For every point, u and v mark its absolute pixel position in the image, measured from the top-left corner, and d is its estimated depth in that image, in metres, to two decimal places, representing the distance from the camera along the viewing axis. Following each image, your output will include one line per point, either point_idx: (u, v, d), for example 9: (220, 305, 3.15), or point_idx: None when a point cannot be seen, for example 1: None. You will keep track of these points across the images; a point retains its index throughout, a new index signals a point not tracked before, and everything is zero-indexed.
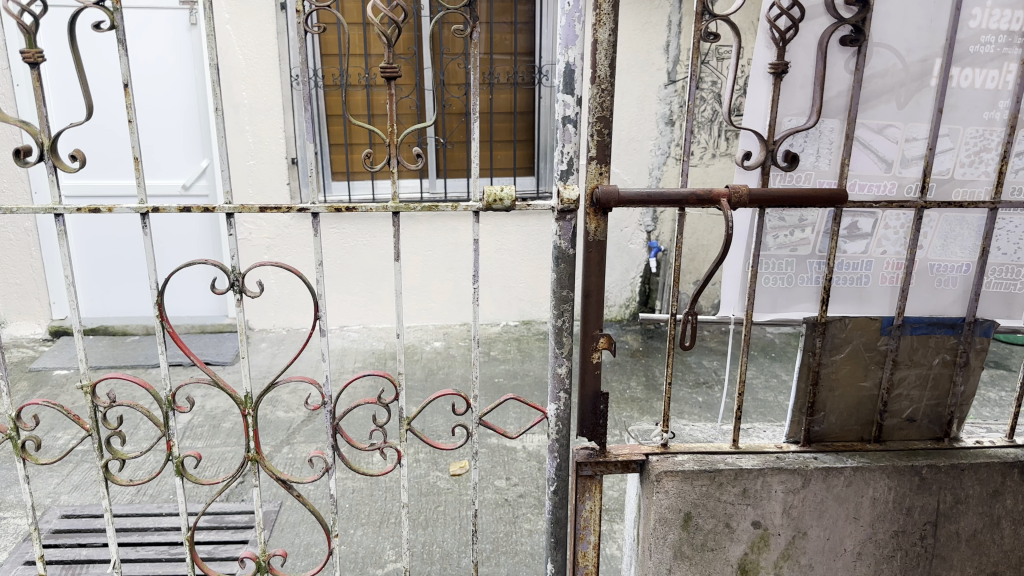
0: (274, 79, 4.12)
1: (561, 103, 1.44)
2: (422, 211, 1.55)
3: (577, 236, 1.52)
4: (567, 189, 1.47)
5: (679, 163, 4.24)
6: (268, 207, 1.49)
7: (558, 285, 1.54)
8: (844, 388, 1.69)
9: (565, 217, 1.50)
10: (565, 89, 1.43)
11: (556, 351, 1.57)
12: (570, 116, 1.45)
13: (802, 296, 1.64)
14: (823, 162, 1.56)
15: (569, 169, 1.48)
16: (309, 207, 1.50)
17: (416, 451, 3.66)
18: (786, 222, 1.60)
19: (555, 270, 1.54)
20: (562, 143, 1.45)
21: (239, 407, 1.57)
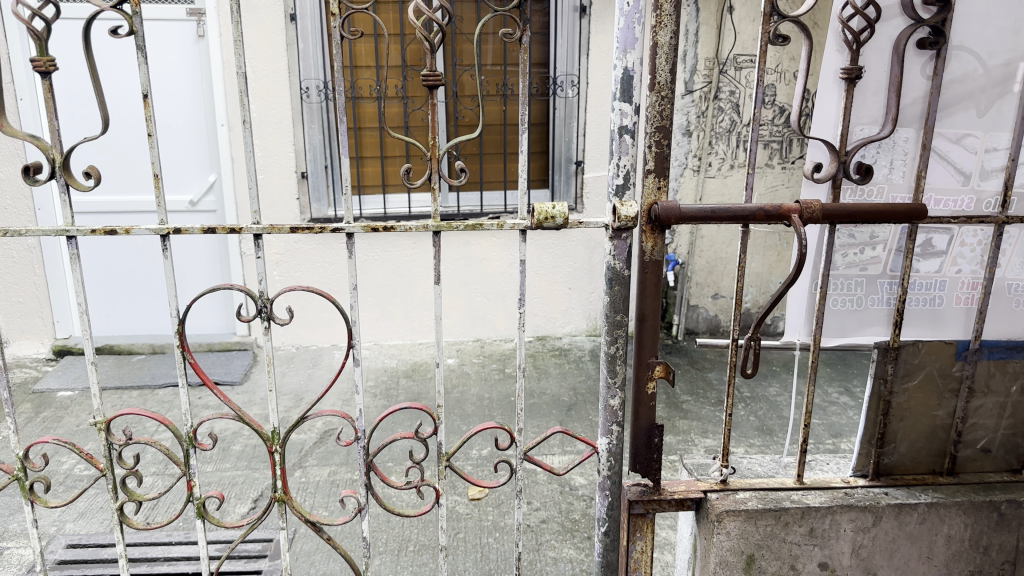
0: (284, 91, 4.00)
1: (619, 112, 1.32)
2: (466, 229, 1.42)
3: (632, 256, 1.39)
4: (625, 204, 1.35)
5: (696, 174, 4.12)
6: (299, 227, 1.37)
7: (611, 310, 1.41)
8: (915, 418, 1.57)
9: (620, 235, 1.37)
10: (622, 98, 1.31)
11: (608, 381, 1.44)
12: (627, 126, 1.33)
13: (872, 319, 1.52)
14: (897, 174, 1.44)
15: (626, 183, 1.36)
16: (344, 226, 1.36)
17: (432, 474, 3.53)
18: (856, 240, 1.49)
19: (608, 293, 1.41)
20: (617, 155, 1.34)
21: (265, 444, 1.42)
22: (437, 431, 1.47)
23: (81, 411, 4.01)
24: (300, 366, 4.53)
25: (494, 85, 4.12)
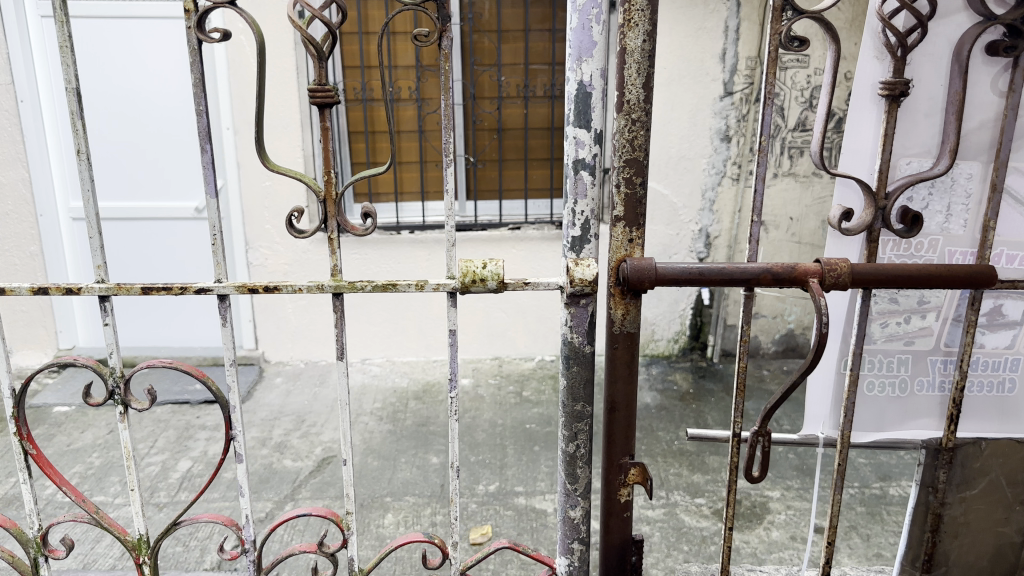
0: (290, 92, 3.29)
1: (575, 141, 0.98)
2: (374, 290, 1.04)
3: (595, 328, 1.05)
4: (581, 262, 1.01)
5: (735, 183, 3.60)
6: (153, 287, 1.03)
7: (570, 397, 1.07)
8: (973, 536, 1.20)
9: (577, 302, 1.03)
10: (576, 122, 0.98)
11: (567, 488, 1.11)
12: (584, 159, 0.99)
13: (920, 408, 1.17)
14: (955, 223, 1.09)
15: (585, 234, 1.01)
16: (212, 287, 1.02)
17: (431, 511, 3.22)
18: (900, 306, 1.14)
19: (565, 373, 1.07)
20: (572, 198, 1.00)
21: (131, 556, 1.14)
22: (346, 544, 1.18)
23: None
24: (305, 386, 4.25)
25: (514, 85, 3.64)
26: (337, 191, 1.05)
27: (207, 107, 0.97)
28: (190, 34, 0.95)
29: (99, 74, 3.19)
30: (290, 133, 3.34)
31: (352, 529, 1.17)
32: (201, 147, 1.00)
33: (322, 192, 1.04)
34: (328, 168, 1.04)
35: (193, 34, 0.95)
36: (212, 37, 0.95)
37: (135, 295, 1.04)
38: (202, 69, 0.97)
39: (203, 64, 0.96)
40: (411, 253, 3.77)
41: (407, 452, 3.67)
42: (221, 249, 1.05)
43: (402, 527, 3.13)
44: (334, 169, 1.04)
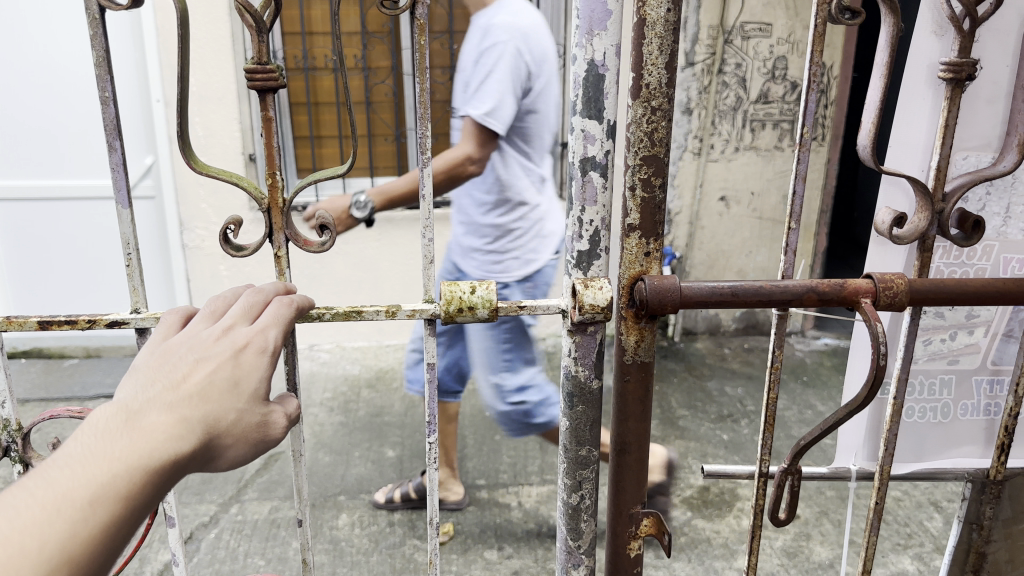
0: (226, 61, 3.00)
1: (585, 135, 0.80)
2: (336, 317, 0.86)
3: (603, 360, 0.88)
4: (592, 285, 0.82)
5: (697, 158, 3.46)
6: (51, 322, 0.84)
7: (573, 440, 0.90)
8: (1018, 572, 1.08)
9: (585, 330, 0.86)
10: (585, 112, 0.79)
11: (569, 545, 0.94)
12: (594, 158, 0.81)
13: (963, 435, 1.03)
14: (1014, 227, 0.94)
15: (595, 248, 0.84)
16: (127, 319, 0.85)
17: (388, 510, 3.05)
18: (945, 321, 0.99)
19: (567, 414, 0.90)
20: (579, 205, 0.82)
21: None
22: None
23: None
24: None
25: None
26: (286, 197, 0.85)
27: (113, 93, 0.79)
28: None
29: (5, 40, 2.78)
30: (225, 105, 3.05)
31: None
32: (108, 143, 0.81)
33: (266, 200, 0.84)
34: (272, 169, 0.84)
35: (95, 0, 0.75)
36: (118, 4, 0.76)
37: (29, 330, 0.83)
38: (106, 44, 0.77)
39: (107, 36, 0.77)
40: None
41: (361, 445, 3.48)
42: (138, 272, 0.86)
43: (358, 529, 2.94)
44: (280, 169, 0.84)
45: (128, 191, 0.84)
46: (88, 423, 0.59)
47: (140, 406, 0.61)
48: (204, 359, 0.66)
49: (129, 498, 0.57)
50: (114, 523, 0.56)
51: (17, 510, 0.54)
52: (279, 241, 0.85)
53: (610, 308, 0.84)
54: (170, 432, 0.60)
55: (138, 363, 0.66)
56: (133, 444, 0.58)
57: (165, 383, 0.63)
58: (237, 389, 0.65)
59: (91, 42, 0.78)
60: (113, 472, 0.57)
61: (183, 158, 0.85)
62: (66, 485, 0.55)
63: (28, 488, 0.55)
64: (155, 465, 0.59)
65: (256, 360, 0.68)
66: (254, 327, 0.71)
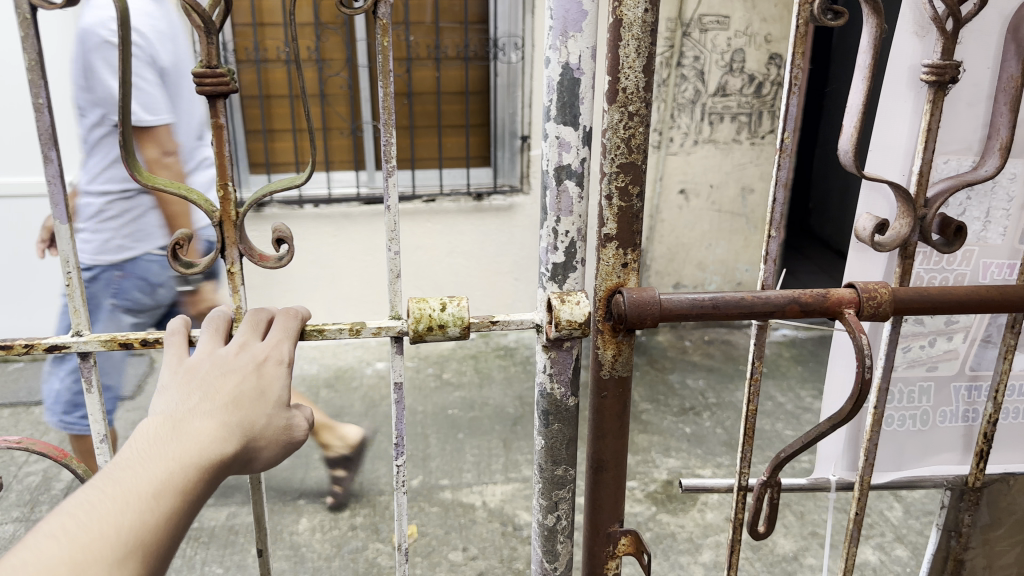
0: (174, 53, 2.89)
1: (560, 142, 0.76)
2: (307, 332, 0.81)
3: (579, 377, 0.84)
4: (568, 299, 0.79)
5: (656, 151, 3.45)
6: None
7: (548, 459, 0.87)
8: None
9: (560, 345, 0.82)
10: (561, 117, 0.75)
11: (544, 567, 0.91)
12: (569, 166, 0.77)
13: (941, 442, 1.01)
14: (994, 232, 0.92)
15: (570, 260, 0.80)
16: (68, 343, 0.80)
17: (350, 513, 2.99)
18: (925, 328, 0.97)
19: (542, 433, 0.87)
20: (553, 216, 0.78)
21: None
22: None
23: None
24: None
25: (424, 46, 3.33)
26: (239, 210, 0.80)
27: (48, 100, 0.73)
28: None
29: None
30: None
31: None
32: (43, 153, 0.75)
33: (218, 213, 0.78)
34: (224, 179, 0.78)
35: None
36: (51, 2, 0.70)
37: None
38: (39, 45, 0.72)
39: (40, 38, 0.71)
40: (315, 230, 3.48)
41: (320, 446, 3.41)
42: (78, 293, 0.80)
43: (319, 533, 2.88)
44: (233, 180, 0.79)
45: (67, 206, 0.77)
46: (143, 430, 0.64)
47: (184, 415, 0.67)
48: (233, 371, 0.72)
49: (188, 490, 0.62)
50: (176, 514, 0.61)
51: (91, 504, 0.57)
52: (233, 256, 0.80)
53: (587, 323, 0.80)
54: (215, 435, 0.66)
55: (170, 378, 0.71)
56: (184, 446, 0.64)
57: (201, 394, 0.69)
58: (265, 396, 0.72)
59: (23, 44, 0.72)
60: (175, 468, 0.62)
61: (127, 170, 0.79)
62: (134, 479, 0.60)
63: (97, 486, 0.59)
64: (205, 463, 0.64)
65: (277, 371, 0.75)
66: (267, 341, 0.77)
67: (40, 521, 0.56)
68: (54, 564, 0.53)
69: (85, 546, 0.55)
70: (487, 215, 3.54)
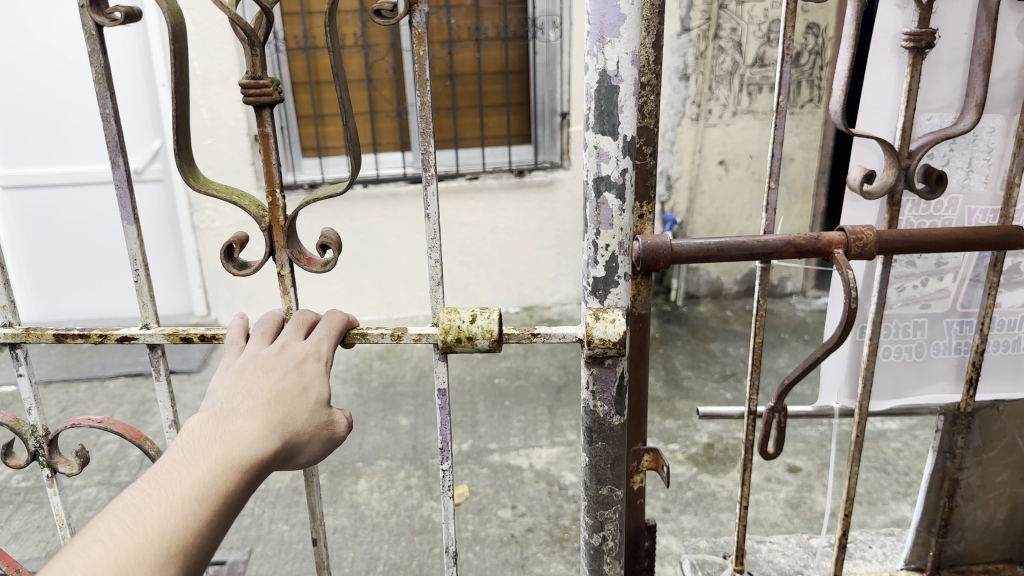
0: (227, 41, 3.07)
1: (600, 151, 0.88)
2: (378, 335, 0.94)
3: (620, 395, 0.98)
4: (604, 316, 0.92)
5: (695, 123, 3.56)
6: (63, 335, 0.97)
7: (595, 480, 1.02)
8: (991, 496, 1.18)
9: (603, 363, 0.96)
10: (599, 127, 0.87)
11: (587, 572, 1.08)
12: (611, 177, 0.89)
13: (936, 372, 1.13)
14: (977, 180, 1.03)
15: (611, 275, 0.93)
16: (138, 335, 0.98)
17: (405, 474, 3.17)
18: (917, 268, 1.08)
19: (589, 450, 1.01)
20: (597, 226, 0.91)
21: None
22: None
23: None
24: None
25: (465, 28, 3.46)
26: (285, 216, 0.93)
27: (113, 108, 0.88)
28: (86, 16, 0.84)
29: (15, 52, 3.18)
30: (228, 87, 3.13)
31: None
32: (112, 158, 0.90)
33: (267, 219, 0.92)
34: (272, 187, 0.91)
35: (90, 16, 0.84)
36: (112, 20, 0.84)
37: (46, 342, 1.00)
38: (103, 59, 0.86)
39: (104, 52, 0.86)
40: (365, 208, 3.66)
41: (375, 412, 3.62)
42: (145, 289, 0.97)
43: (377, 493, 3.07)
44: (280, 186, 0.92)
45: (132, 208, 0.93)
46: (191, 432, 0.73)
47: (228, 417, 0.76)
48: (276, 372, 0.82)
49: (230, 489, 0.71)
50: (220, 510, 0.70)
51: (141, 505, 0.66)
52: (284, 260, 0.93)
53: (622, 341, 0.93)
54: (257, 434, 0.75)
55: (217, 385, 0.81)
56: (230, 444, 0.73)
57: (246, 394, 0.79)
58: (303, 396, 0.82)
59: (91, 58, 0.86)
60: (214, 472, 0.70)
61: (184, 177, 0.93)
62: (182, 481, 0.69)
63: (147, 488, 0.68)
64: (249, 459, 0.73)
65: (314, 369, 0.85)
66: (309, 339, 0.88)
67: (95, 520, 0.65)
68: (105, 565, 0.62)
69: (132, 548, 0.63)
70: (530, 189, 3.67)
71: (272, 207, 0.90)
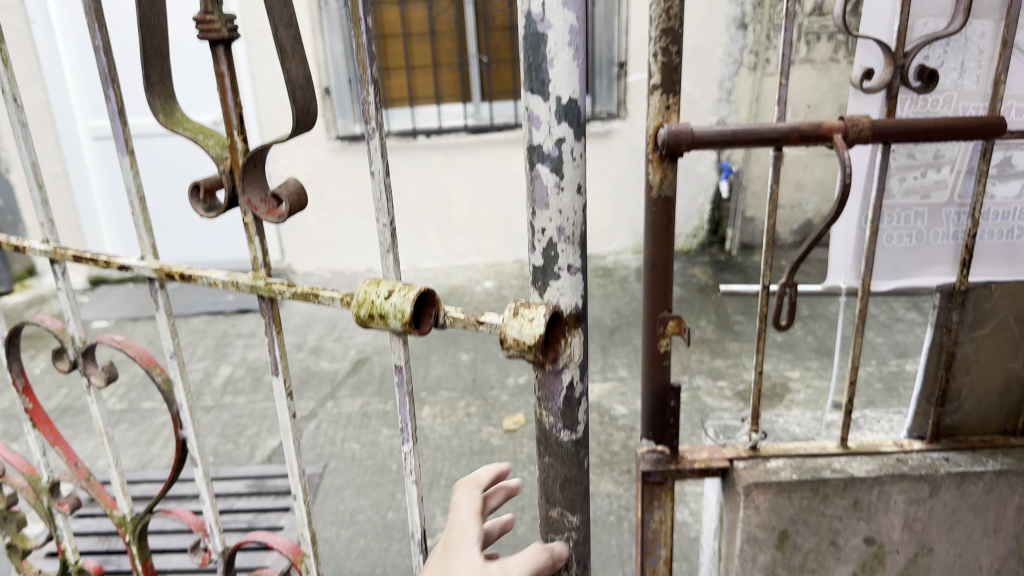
0: None
1: (527, 115, 0.78)
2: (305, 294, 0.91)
3: (564, 410, 0.89)
4: (521, 314, 0.80)
5: (753, 72, 3.86)
6: (79, 257, 1.06)
7: (545, 498, 0.96)
8: (984, 371, 1.33)
9: (543, 370, 0.87)
10: (528, 84, 0.77)
11: None
12: (544, 147, 0.78)
13: (936, 257, 1.26)
14: (968, 80, 1.16)
15: (549, 267, 0.83)
16: (133, 265, 1.03)
17: (465, 403, 3.40)
18: (916, 162, 1.25)
19: (542, 465, 0.95)
20: (533, 203, 0.81)
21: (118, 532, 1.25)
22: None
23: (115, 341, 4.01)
24: None
25: None
26: (250, 157, 0.88)
27: (100, 41, 0.92)
28: None
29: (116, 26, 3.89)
30: None
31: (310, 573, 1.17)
32: (103, 89, 0.95)
33: (228, 160, 0.88)
34: (229, 128, 0.86)
35: None
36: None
37: (67, 263, 1.07)
38: None
39: None
40: (428, 158, 4.06)
41: (439, 349, 3.87)
42: (142, 222, 1.01)
43: (440, 418, 3.30)
44: (241, 130, 0.86)
45: (124, 138, 0.97)
46: None
47: None
48: None
49: None
50: None
51: None
52: (244, 208, 0.89)
53: (538, 348, 0.81)
54: None
55: None
56: None
57: None
58: None
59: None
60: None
61: (152, 116, 0.93)
62: None
63: None
64: None
65: None
66: None
67: None
68: None
69: None
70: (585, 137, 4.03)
71: (229, 150, 0.86)
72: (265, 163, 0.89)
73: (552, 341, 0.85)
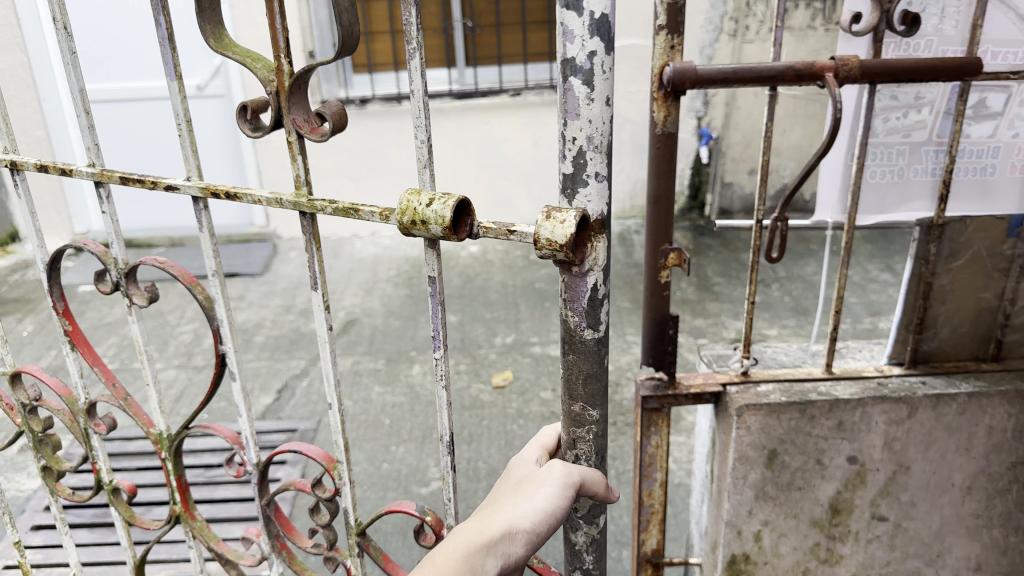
0: None
1: (564, 30, 0.86)
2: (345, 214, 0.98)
3: (588, 308, 0.98)
4: (554, 216, 0.89)
5: (732, 39, 3.95)
6: (129, 178, 1.17)
7: (567, 397, 1.05)
8: (959, 300, 1.43)
9: (570, 272, 0.96)
10: (564, 1, 0.85)
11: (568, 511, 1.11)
12: (577, 60, 0.87)
13: (915, 193, 1.36)
14: (948, 25, 1.25)
15: (579, 173, 0.92)
16: (180, 185, 1.13)
17: (454, 361, 3.48)
18: (899, 103, 1.31)
19: (564, 363, 1.04)
20: (565, 113, 0.90)
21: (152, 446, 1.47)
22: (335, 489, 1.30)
23: (104, 304, 4.04)
24: (322, 257, 4.60)
25: None
26: (294, 81, 0.96)
27: None
28: None
29: None
30: None
31: (343, 479, 1.27)
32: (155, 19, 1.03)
33: (277, 83, 0.96)
34: (278, 53, 0.93)
35: None
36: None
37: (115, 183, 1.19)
38: None
39: None
40: None
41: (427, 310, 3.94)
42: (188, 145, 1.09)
43: (430, 375, 3.39)
44: (287, 52, 0.94)
45: (174, 66, 1.05)
46: None
47: None
48: None
49: None
50: None
51: None
52: (288, 126, 0.96)
53: (570, 247, 0.89)
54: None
55: None
56: None
57: None
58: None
59: None
60: (512, 546, 0.95)
61: (204, 40, 1.00)
62: None
63: None
64: None
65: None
66: None
67: None
68: None
69: None
70: None
71: (277, 71, 0.94)
72: (309, 85, 0.97)
73: (580, 244, 0.94)
